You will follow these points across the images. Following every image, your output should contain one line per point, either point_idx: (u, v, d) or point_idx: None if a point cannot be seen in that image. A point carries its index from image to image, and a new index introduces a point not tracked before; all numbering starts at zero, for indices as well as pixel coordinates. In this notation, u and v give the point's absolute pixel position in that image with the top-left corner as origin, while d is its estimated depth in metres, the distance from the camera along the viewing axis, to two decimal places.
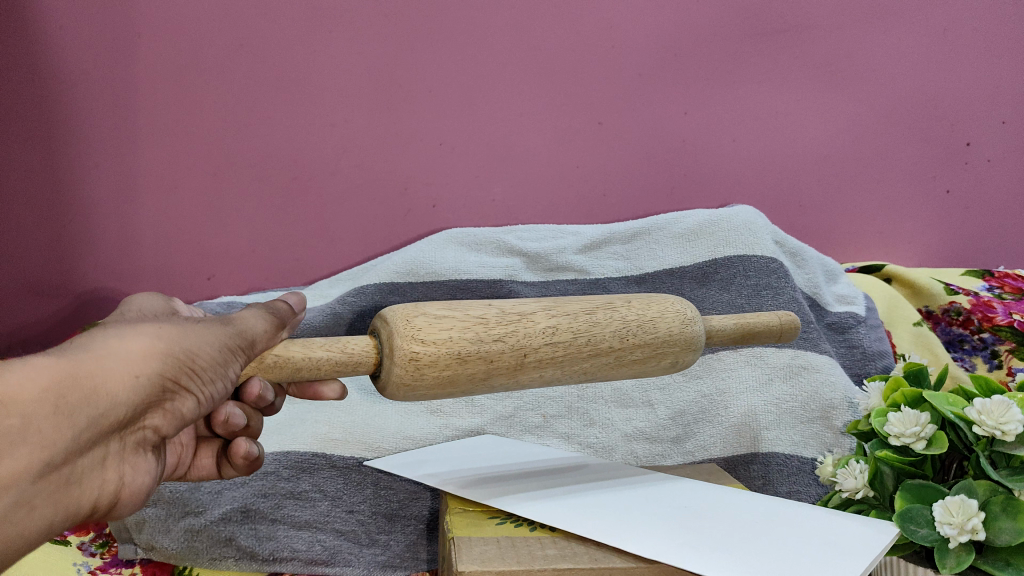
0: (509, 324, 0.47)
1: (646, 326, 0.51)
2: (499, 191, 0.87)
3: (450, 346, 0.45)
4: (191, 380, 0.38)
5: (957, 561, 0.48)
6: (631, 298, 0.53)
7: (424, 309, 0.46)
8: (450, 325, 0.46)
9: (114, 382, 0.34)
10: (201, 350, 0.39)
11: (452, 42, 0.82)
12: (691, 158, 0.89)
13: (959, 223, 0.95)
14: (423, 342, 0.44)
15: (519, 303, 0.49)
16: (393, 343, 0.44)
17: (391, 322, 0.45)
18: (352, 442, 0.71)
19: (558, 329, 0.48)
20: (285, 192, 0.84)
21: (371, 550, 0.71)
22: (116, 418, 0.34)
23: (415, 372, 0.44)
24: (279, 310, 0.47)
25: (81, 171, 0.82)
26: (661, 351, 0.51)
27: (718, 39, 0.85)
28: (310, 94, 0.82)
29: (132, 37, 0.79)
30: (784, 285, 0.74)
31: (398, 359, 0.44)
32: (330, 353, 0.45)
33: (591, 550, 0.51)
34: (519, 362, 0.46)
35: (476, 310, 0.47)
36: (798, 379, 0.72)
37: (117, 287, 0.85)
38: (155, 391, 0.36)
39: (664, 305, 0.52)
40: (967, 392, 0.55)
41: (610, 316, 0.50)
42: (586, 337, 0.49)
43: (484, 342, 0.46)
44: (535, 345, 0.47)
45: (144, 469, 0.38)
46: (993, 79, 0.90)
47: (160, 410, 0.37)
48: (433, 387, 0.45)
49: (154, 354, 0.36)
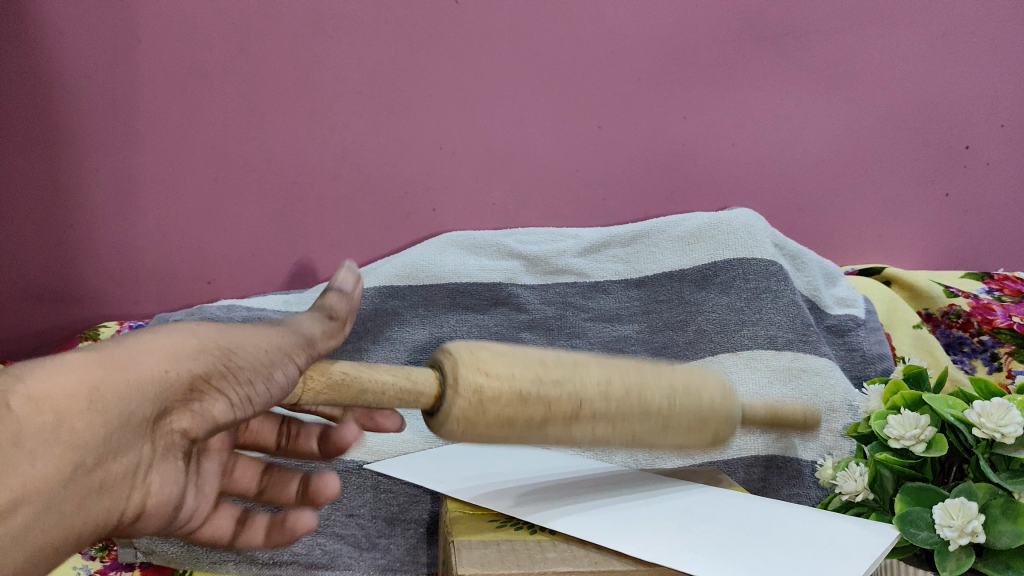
0: (568, 369, 0.46)
1: (692, 389, 0.50)
2: (499, 194, 0.87)
3: (512, 382, 0.43)
4: (232, 383, 0.36)
5: (957, 564, 0.47)
6: (680, 361, 0.53)
7: (482, 357, 0.44)
8: (510, 362, 0.44)
9: (156, 381, 0.33)
10: (248, 349, 0.37)
11: (452, 46, 0.82)
12: (691, 161, 0.89)
13: (958, 226, 0.95)
14: (486, 375, 0.43)
15: (570, 351, 0.48)
16: (454, 379, 0.43)
17: (456, 386, 0.42)
18: (353, 446, 0.72)
19: (615, 382, 0.47)
20: (285, 196, 0.84)
21: (371, 553, 0.70)
22: (140, 419, 0.33)
23: (479, 403, 0.42)
24: (338, 306, 0.45)
25: (82, 175, 0.82)
26: (709, 413, 0.51)
27: (718, 42, 0.85)
28: (310, 99, 0.82)
29: (133, 42, 0.79)
30: (783, 288, 0.73)
31: (462, 390, 0.42)
32: (397, 379, 0.43)
33: (591, 554, 0.51)
34: (577, 411, 0.45)
35: (534, 352, 0.46)
36: (798, 382, 0.69)
37: (119, 291, 0.85)
38: (186, 394, 0.35)
39: (713, 378, 0.53)
40: (967, 395, 0.54)
41: (661, 373, 0.50)
42: (643, 387, 0.48)
43: (544, 385, 0.44)
44: (591, 395, 0.45)
45: (167, 478, 0.37)
46: (992, 82, 0.90)
47: (194, 415, 0.36)
48: (496, 425, 0.43)
49: (188, 354, 0.35)
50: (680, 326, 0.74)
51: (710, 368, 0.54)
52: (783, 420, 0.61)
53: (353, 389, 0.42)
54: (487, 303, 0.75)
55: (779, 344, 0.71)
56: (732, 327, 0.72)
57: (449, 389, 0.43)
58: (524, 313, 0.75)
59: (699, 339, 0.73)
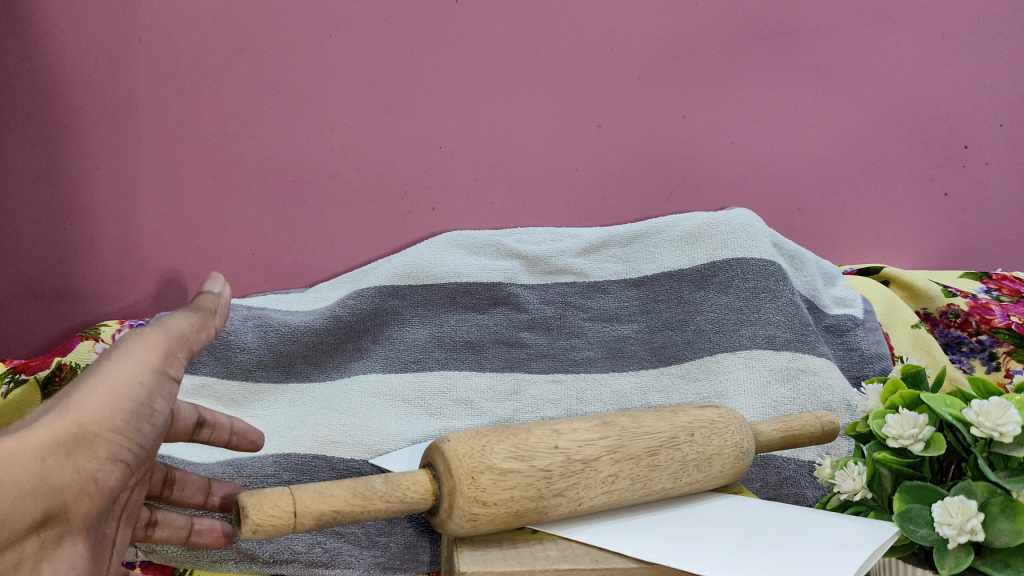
0: (572, 477, 0.49)
1: (704, 464, 0.54)
2: (499, 193, 0.87)
3: (509, 506, 0.47)
4: (112, 446, 0.40)
5: (956, 562, 0.47)
6: (697, 431, 0.54)
7: (490, 460, 0.48)
8: (514, 483, 0.47)
9: (19, 473, 0.36)
10: (128, 396, 0.41)
11: (452, 45, 0.83)
12: (691, 161, 0.89)
13: (957, 226, 0.95)
14: (483, 505, 0.46)
15: (586, 441, 0.51)
16: (453, 501, 0.47)
17: (455, 474, 0.47)
18: (352, 445, 0.66)
19: (619, 477, 0.50)
20: (284, 195, 0.84)
21: (370, 552, 0.63)
22: (23, 518, 0.36)
23: (470, 529, 0.47)
24: (205, 299, 0.47)
25: (82, 174, 0.82)
26: (703, 486, 0.54)
27: (717, 42, 0.86)
28: (309, 97, 0.82)
29: (134, 40, 0.79)
30: (782, 288, 0.72)
31: (458, 518, 0.46)
32: (390, 505, 0.47)
33: (592, 551, 0.49)
34: (575, 510, 0.49)
35: (542, 458, 0.49)
36: (796, 382, 0.68)
37: (118, 289, 0.85)
38: (70, 476, 0.38)
39: (727, 445, 0.55)
40: (965, 394, 0.54)
41: (671, 458, 0.52)
42: (644, 480, 0.51)
43: (545, 498, 0.48)
44: (592, 495, 0.50)
45: (72, 560, 0.39)
46: (990, 82, 0.91)
47: (83, 495, 0.39)
48: (486, 531, 0.48)
49: (70, 433, 0.38)
50: (679, 326, 0.73)
51: (726, 421, 0.56)
52: (800, 439, 0.61)
53: (345, 491, 0.45)
54: (487, 303, 0.75)
55: (778, 344, 0.70)
56: (731, 326, 0.71)
57: (444, 472, 0.48)
58: (524, 313, 0.75)
59: (699, 339, 0.72)
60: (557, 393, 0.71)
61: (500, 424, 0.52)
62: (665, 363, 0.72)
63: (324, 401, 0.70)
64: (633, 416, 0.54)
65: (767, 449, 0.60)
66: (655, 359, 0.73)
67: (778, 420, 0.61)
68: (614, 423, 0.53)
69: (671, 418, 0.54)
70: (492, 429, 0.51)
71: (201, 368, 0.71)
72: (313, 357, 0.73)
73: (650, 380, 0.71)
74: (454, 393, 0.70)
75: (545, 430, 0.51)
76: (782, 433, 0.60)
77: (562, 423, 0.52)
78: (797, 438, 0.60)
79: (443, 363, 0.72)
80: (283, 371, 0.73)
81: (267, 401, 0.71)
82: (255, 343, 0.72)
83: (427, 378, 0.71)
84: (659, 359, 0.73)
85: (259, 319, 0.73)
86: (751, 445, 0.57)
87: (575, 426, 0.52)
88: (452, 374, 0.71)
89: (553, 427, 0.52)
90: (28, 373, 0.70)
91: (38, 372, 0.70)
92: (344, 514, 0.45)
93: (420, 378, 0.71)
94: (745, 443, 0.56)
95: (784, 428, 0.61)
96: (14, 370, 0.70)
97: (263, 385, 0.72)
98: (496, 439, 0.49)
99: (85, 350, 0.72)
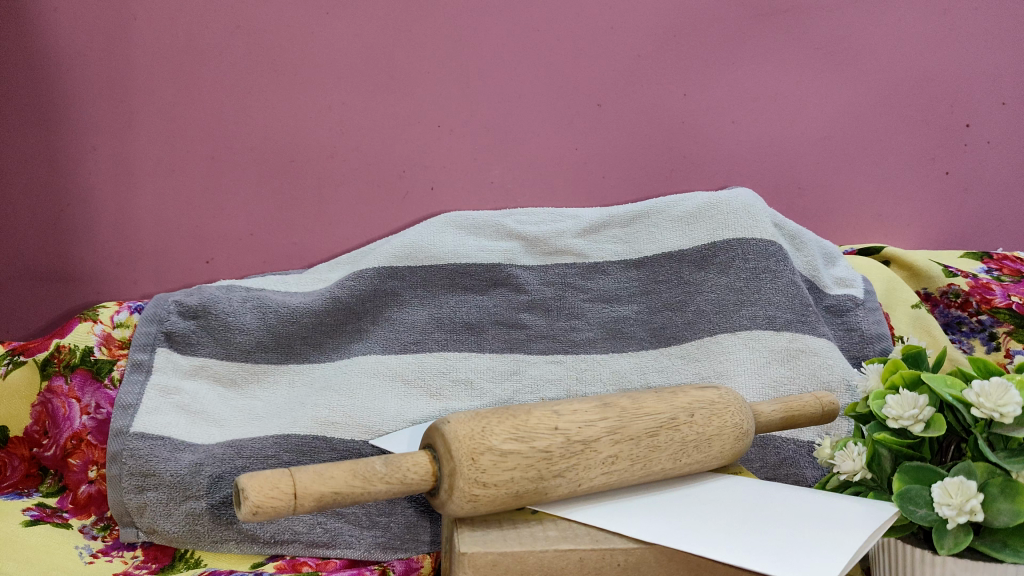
0: (572, 457, 0.49)
1: (704, 445, 0.54)
2: (499, 173, 0.86)
3: (510, 487, 0.47)
4: None
5: (954, 542, 0.47)
6: (696, 412, 0.54)
7: (491, 441, 0.48)
8: (514, 464, 0.47)
9: None
10: None
11: (450, 22, 0.82)
12: (692, 140, 0.88)
13: (959, 207, 0.94)
14: (484, 486, 0.47)
15: (586, 422, 0.51)
16: (453, 482, 0.46)
17: (455, 455, 0.47)
18: (352, 426, 0.67)
19: (620, 458, 0.50)
20: (280, 174, 0.83)
21: (371, 532, 0.63)
22: None
23: (470, 510, 0.47)
24: None
25: (79, 154, 0.81)
26: (703, 467, 0.54)
27: (720, 19, 0.85)
28: (306, 76, 0.81)
29: (130, 19, 0.78)
30: (783, 268, 0.72)
31: (459, 499, 0.46)
32: (390, 486, 0.46)
33: (591, 532, 0.49)
34: (575, 490, 0.50)
35: (542, 440, 0.49)
36: (796, 362, 0.68)
37: (116, 270, 0.84)
38: None
39: (727, 426, 0.55)
40: (966, 374, 0.53)
41: (670, 439, 0.52)
42: (644, 461, 0.51)
43: (546, 479, 0.48)
44: (592, 476, 0.50)
45: None
46: (992, 59, 0.90)
47: None
48: (485, 512, 0.48)
49: None
50: (679, 306, 0.73)
51: (726, 402, 0.56)
52: (801, 419, 0.61)
53: (345, 473, 0.45)
54: (487, 285, 0.75)
55: (778, 324, 0.70)
56: (731, 307, 0.71)
57: (444, 453, 0.47)
58: (524, 294, 0.74)
59: (699, 319, 0.72)
60: (556, 373, 0.71)
61: (499, 405, 0.52)
62: (665, 344, 0.72)
63: (324, 381, 0.70)
64: (633, 397, 0.54)
65: (768, 432, 0.60)
66: (655, 340, 0.73)
67: (777, 402, 0.61)
68: (614, 404, 0.53)
69: (672, 398, 0.54)
70: (492, 410, 0.51)
71: (200, 349, 0.70)
72: (312, 338, 0.72)
73: (650, 360, 0.72)
74: (454, 373, 0.70)
75: (546, 412, 0.51)
76: (782, 414, 0.60)
77: (562, 404, 0.52)
78: (799, 421, 0.60)
79: (443, 344, 0.72)
80: (282, 352, 0.72)
81: (267, 382, 0.71)
82: (254, 324, 0.71)
83: (427, 358, 0.71)
84: (659, 340, 0.72)
85: (258, 300, 0.72)
86: (752, 426, 0.56)
87: (575, 407, 0.52)
88: (452, 354, 0.71)
89: (553, 408, 0.52)
90: (26, 355, 0.70)
91: (35, 355, 0.69)
92: (344, 496, 0.45)
93: (419, 359, 0.71)
94: (746, 424, 0.56)
95: (784, 410, 0.60)
96: (13, 351, 0.70)
97: (263, 367, 0.71)
98: (496, 420, 0.49)
99: (82, 333, 0.71)
